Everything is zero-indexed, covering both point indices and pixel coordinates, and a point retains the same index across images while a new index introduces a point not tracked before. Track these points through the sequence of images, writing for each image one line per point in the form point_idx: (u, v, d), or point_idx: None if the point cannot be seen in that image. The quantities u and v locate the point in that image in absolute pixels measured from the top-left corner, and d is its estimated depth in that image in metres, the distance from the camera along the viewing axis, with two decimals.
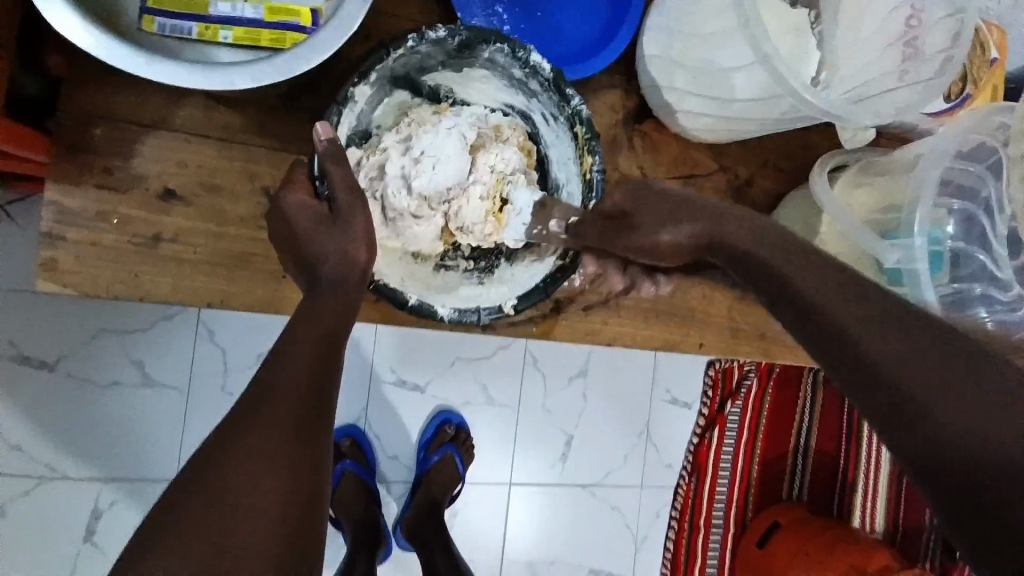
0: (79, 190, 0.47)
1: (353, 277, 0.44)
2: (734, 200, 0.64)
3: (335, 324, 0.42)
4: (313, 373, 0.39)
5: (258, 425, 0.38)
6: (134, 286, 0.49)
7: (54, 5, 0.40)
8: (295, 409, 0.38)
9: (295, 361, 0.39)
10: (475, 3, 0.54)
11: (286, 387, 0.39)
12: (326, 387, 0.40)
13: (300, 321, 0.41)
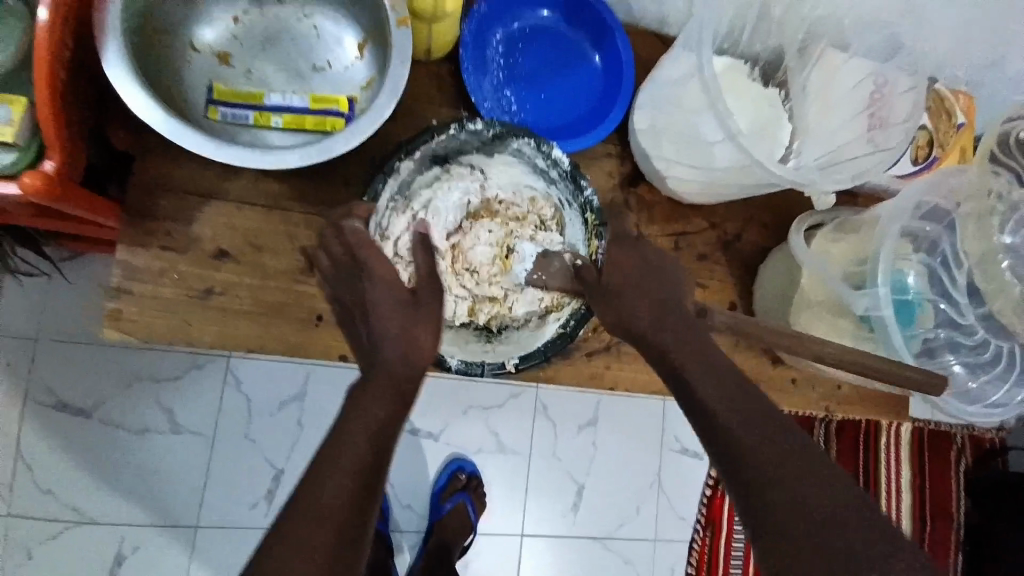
0: (144, 250, 0.55)
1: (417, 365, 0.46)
2: (724, 253, 0.69)
3: (398, 404, 0.45)
4: (374, 444, 0.42)
5: (317, 501, 0.40)
6: (184, 333, 0.55)
7: (137, 97, 0.48)
8: (364, 461, 0.42)
9: (360, 438, 0.42)
10: (485, 89, 0.62)
11: (345, 461, 0.41)
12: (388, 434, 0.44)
13: (359, 404, 0.44)
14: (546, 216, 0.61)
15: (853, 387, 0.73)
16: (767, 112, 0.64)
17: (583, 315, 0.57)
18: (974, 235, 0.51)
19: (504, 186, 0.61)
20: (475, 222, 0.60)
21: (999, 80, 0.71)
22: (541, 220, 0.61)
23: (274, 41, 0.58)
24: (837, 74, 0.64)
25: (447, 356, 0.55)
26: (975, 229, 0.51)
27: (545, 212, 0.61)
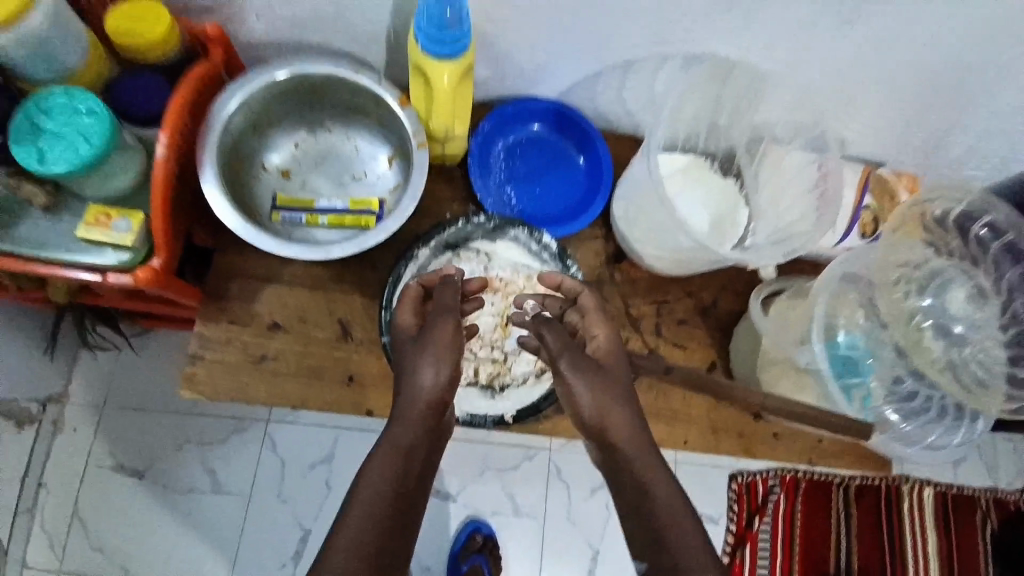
0: (216, 324, 0.68)
1: (435, 399, 0.52)
2: (701, 318, 0.79)
3: (422, 435, 0.51)
4: (407, 471, 0.49)
5: (362, 524, 0.45)
6: (243, 392, 0.67)
7: (223, 207, 0.63)
8: (404, 466, 0.48)
9: (395, 466, 0.48)
10: (489, 189, 0.77)
11: (384, 486, 0.47)
12: (426, 445, 0.51)
13: (389, 437, 0.50)
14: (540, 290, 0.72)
15: (834, 440, 0.79)
16: (724, 199, 0.75)
17: None
18: (886, 297, 0.60)
19: (506, 266, 0.73)
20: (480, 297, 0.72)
21: (937, 163, 0.82)
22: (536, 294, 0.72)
23: (324, 159, 0.74)
24: (784, 168, 0.75)
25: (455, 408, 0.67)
26: (887, 292, 0.60)
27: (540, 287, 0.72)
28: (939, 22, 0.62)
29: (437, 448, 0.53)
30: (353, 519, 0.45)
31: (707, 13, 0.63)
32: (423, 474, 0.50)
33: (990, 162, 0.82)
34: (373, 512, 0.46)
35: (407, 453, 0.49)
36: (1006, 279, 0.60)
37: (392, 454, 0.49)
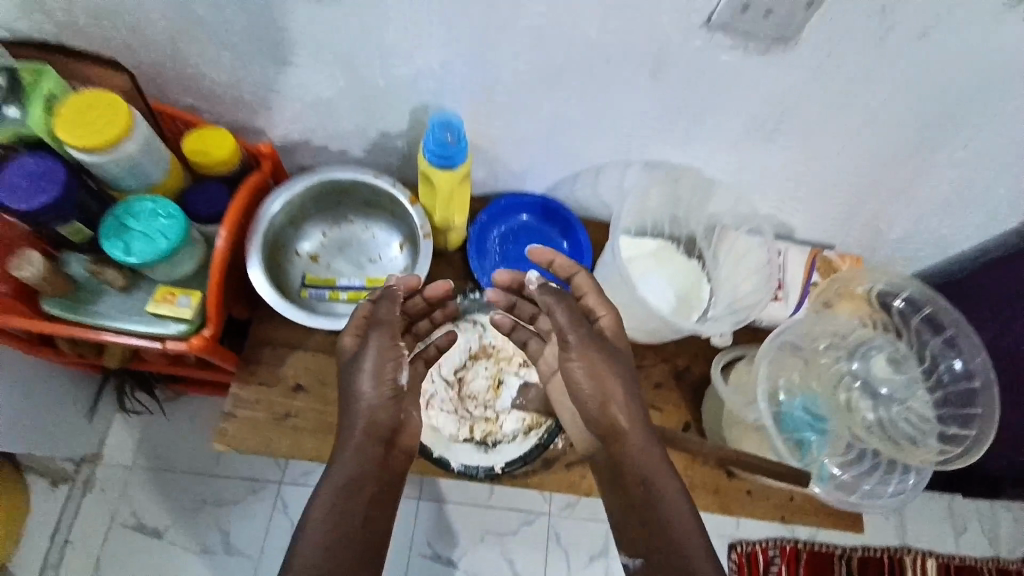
0: (248, 385, 0.79)
1: (379, 425, 0.62)
2: (676, 382, 0.87)
3: (372, 459, 0.60)
4: (359, 495, 0.58)
5: (320, 538, 0.55)
6: (267, 446, 0.77)
7: (262, 285, 0.76)
8: (359, 485, 0.59)
9: (349, 492, 0.58)
10: (484, 269, 0.89)
11: (345, 506, 0.57)
12: (375, 463, 0.61)
13: (337, 466, 0.59)
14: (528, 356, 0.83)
15: (805, 497, 0.85)
16: (689, 278, 0.86)
17: (554, 429, 0.77)
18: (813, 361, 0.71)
19: (498, 335, 0.83)
20: (475, 361, 0.82)
21: (884, 244, 0.93)
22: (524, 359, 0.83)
23: (346, 244, 0.88)
24: (739, 250, 0.86)
25: (451, 460, 0.75)
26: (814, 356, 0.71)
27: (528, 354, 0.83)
28: (849, 142, 0.73)
29: (390, 468, 0.63)
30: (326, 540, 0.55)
31: (654, 136, 0.76)
32: (377, 494, 0.60)
33: (931, 244, 0.92)
34: (344, 531, 0.56)
35: (358, 478, 0.59)
36: (930, 348, 0.70)
37: (345, 477, 0.59)
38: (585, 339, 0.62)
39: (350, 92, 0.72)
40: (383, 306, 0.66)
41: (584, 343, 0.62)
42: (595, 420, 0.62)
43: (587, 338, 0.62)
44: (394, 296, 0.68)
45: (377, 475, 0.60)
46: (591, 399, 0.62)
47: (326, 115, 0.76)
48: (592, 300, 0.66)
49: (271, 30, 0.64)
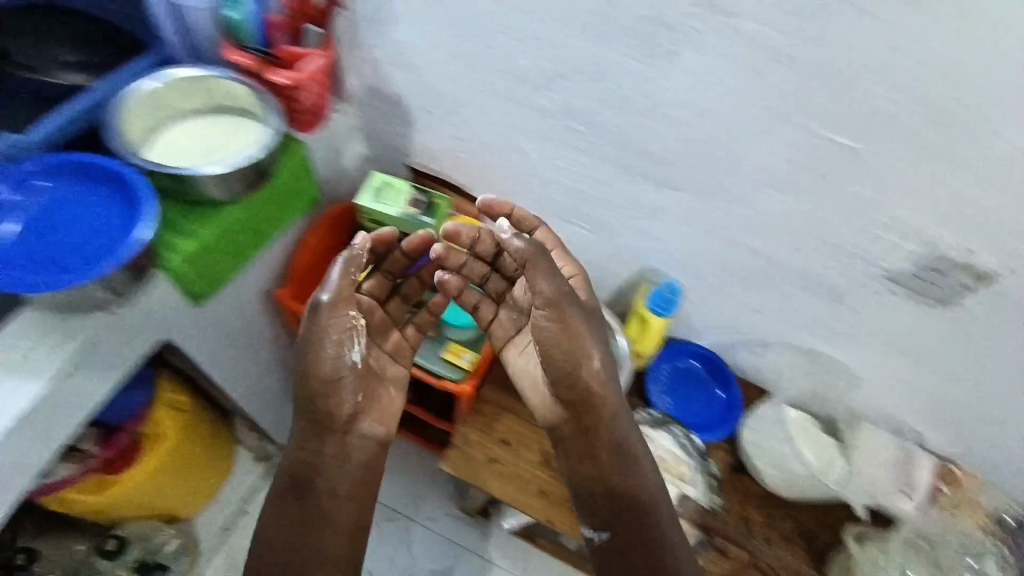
0: (471, 429, 1.05)
1: (337, 414, 0.87)
2: (801, 538, 1.01)
3: (318, 447, 0.86)
4: (312, 479, 0.86)
5: (287, 515, 0.83)
6: (476, 479, 1.01)
7: None
8: (318, 465, 0.86)
9: (310, 473, 0.86)
10: (655, 392, 1.13)
11: (302, 488, 0.85)
12: (323, 447, 0.87)
13: (302, 452, 0.86)
14: (683, 472, 1.02)
15: None
16: (828, 451, 1.05)
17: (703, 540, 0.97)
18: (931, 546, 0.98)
19: (662, 446, 1.04)
20: None
21: (1006, 483, 1.04)
22: (680, 474, 1.02)
23: None
24: (872, 440, 1.05)
25: None
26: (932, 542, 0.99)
27: (684, 467, 1.03)
28: (978, 388, 0.92)
29: (351, 446, 0.89)
30: (306, 507, 0.84)
31: (816, 334, 0.99)
32: (337, 474, 0.87)
33: None
34: (316, 502, 0.85)
35: (316, 464, 0.86)
36: None
37: (310, 462, 0.86)
38: (561, 293, 0.81)
39: (607, 248, 1.06)
40: (328, 282, 0.81)
41: (559, 296, 0.81)
42: (572, 373, 0.87)
43: (560, 292, 0.81)
44: (350, 267, 0.81)
45: (327, 462, 0.87)
46: (562, 351, 0.86)
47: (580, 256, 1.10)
48: (570, 267, 0.93)
49: (577, 204, 1.00)
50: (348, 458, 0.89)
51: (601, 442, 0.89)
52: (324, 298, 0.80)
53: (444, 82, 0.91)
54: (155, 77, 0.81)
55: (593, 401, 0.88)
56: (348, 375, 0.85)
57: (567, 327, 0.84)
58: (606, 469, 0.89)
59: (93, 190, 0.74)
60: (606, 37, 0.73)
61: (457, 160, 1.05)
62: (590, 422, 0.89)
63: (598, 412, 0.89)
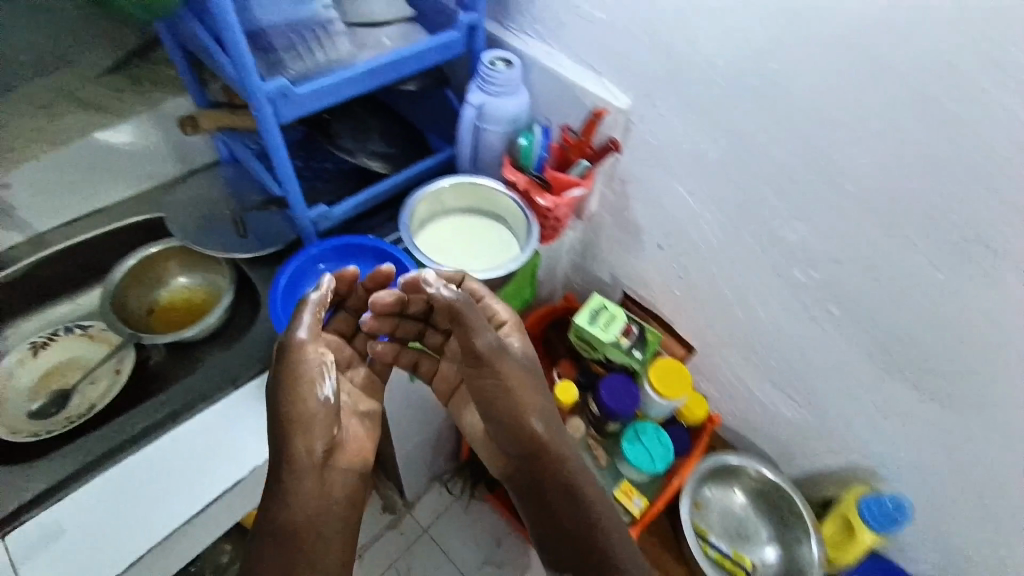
0: None
1: (306, 461, 0.66)
2: None
3: (292, 507, 0.64)
4: (283, 548, 0.62)
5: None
6: None
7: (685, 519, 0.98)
8: (298, 504, 0.64)
9: (276, 545, 0.62)
10: None
11: (268, 563, 0.61)
12: (296, 483, 0.65)
13: (267, 521, 0.64)
14: None
15: None
16: None
17: None
18: None
19: None
20: None
21: None
22: None
23: (730, 514, 1.05)
24: None
25: None
26: None
27: None
28: None
29: (331, 492, 0.68)
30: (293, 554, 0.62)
31: None
32: (317, 524, 0.65)
33: None
34: (306, 542, 0.63)
35: (286, 526, 0.63)
36: None
37: (291, 499, 0.64)
38: (499, 348, 0.73)
39: (814, 427, 0.96)
40: (300, 322, 0.69)
41: (497, 350, 0.73)
42: (513, 427, 0.74)
43: (493, 345, 0.72)
44: (320, 307, 0.71)
45: (302, 509, 0.65)
46: (502, 408, 0.74)
47: (778, 424, 1.01)
48: (501, 311, 0.79)
49: (793, 373, 0.92)
50: (331, 501, 0.68)
51: (579, 515, 0.71)
52: (297, 337, 0.68)
53: (693, 229, 0.91)
54: (448, 179, 0.93)
55: (552, 459, 0.74)
56: (318, 416, 0.67)
57: (506, 382, 0.73)
58: (590, 541, 0.70)
59: (365, 263, 0.87)
60: (912, 239, 0.68)
61: (671, 297, 1.03)
62: (558, 484, 0.73)
63: (569, 479, 0.73)
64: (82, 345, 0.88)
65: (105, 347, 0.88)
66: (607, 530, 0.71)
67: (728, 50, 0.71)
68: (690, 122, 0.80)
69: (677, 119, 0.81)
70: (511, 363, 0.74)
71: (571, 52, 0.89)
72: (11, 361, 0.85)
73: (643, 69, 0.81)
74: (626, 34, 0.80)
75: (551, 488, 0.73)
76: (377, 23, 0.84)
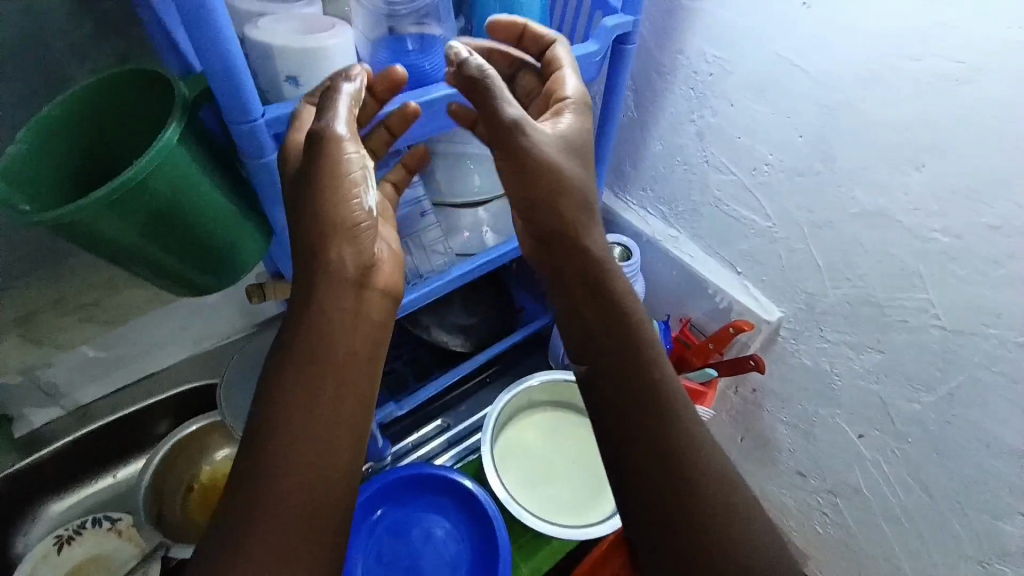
0: None
1: (339, 274, 0.39)
2: None
3: (319, 346, 0.37)
4: (308, 411, 0.36)
5: (279, 489, 0.33)
6: None
7: None
8: (320, 385, 0.36)
9: (296, 399, 0.36)
10: None
11: (284, 433, 0.35)
12: (317, 338, 0.37)
13: (280, 361, 0.37)
14: None
15: None
16: None
17: None
18: None
19: None
20: None
21: None
22: None
23: None
24: None
25: None
26: None
27: None
28: None
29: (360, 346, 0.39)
30: (304, 451, 0.35)
31: None
32: (342, 405, 0.37)
33: None
34: (324, 439, 0.36)
35: (310, 370, 0.37)
36: None
37: (310, 371, 0.37)
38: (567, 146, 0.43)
39: None
40: (334, 114, 0.38)
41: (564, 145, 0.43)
42: (567, 261, 0.43)
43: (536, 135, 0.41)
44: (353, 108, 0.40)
45: (312, 366, 0.37)
46: (547, 230, 0.43)
47: None
48: (574, 90, 0.46)
49: None
50: (358, 351, 0.39)
51: (665, 445, 0.40)
52: (333, 129, 0.37)
53: (859, 476, 0.70)
54: (536, 377, 0.79)
55: (624, 324, 0.42)
56: (363, 226, 0.39)
57: (555, 181, 0.42)
58: (681, 476, 0.39)
59: (448, 515, 0.70)
60: None
61: (816, 536, 0.80)
62: (634, 369, 0.41)
63: (648, 369, 0.41)
64: (110, 543, 0.76)
65: (132, 550, 0.76)
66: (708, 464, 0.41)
67: (952, 308, 0.52)
68: (873, 364, 0.61)
69: (856, 357, 0.62)
70: (574, 173, 0.43)
71: (705, 243, 0.73)
72: (31, 560, 0.74)
73: (806, 288, 0.64)
74: (787, 242, 0.63)
75: (616, 377, 0.41)
76: (470, 202, 0.71)
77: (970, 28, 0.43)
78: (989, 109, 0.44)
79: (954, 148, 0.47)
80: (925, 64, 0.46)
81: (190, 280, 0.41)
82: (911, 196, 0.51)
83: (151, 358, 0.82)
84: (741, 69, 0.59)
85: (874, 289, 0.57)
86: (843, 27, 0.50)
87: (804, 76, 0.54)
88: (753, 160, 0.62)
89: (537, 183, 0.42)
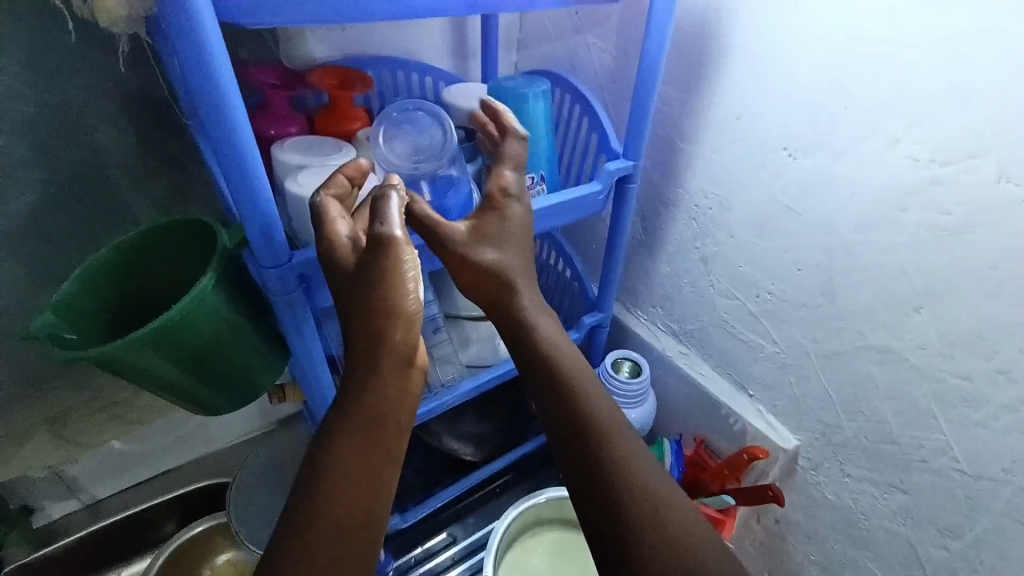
0: None
1: (394, 354, 0.40)
2: None
3: (372, 413, 0.40)
4: (338, 478, 0.38)
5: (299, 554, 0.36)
6: None
7: None
8: (348, 454, 0.39)
9: (333, 466, 0.38)
10: None
11: (325, 495, 0.38)
12: (356, 411, 0.40)
13: (330, 427, 0.40)
14: None
15: None
16: None
17: None
18: None
19: None
20: None
21: None
22: None
23: None
24: None
25: None
26: None
27: None
28: None
29: (391, 421, 0.40)
30: (324, 518, 0.37)
31: None
32: (363, 476, 0.39)
33: None
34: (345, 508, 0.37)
35: (350, 441, 0.39)
36: None
37: (345, 440, 0.39)
38: (489, 235, 0.50)
39: None
40: (388, 217, 0.40)
41: (483, 233, 0.49)
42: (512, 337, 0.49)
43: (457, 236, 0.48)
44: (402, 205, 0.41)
45: (342, 437, 0.39)
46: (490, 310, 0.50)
47: None
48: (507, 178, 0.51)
49: None
50: (389, 426, 0.40)
51: (599, 500, 0.40)
52: (387, 232, 0.39)
53: None
54: (546, 494, 0.76)
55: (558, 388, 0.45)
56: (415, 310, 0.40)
57: (482, 269, 0.49)
58: (623, 535, 0.38)
59: None
60: None
61: None
62: (568, 428, 0.43)
63: (581, 429, 0.43)
64: None
65: None
66: (657, 521, 0.38)
67: (973, 452, 0.50)
68: (899, 506, 0.57)
69: (880, 497, 0.59)
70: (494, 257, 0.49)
71: (714, 362, 0.74)
72: None
73: (818, 417, 0.62)
74: (796, 369, 0.63)
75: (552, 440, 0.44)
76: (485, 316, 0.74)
77: (954, 187, 0.45)
78: (979, 260, 0.45)
79: (952, 295, 0.48)
80: (915, 215, 0.48)
81: (206, 396, 0.46)
82: (915, 336, 0.51)
83: (170, 455, 0.84)
84: (739, 206, 0.62)
85: (890, 426, 0.55)
86: (831, 176, 0.53)
87: (799, 217, 0.57)
88: (757, 288, 0.64)
89: (469, 275, 0.49)
